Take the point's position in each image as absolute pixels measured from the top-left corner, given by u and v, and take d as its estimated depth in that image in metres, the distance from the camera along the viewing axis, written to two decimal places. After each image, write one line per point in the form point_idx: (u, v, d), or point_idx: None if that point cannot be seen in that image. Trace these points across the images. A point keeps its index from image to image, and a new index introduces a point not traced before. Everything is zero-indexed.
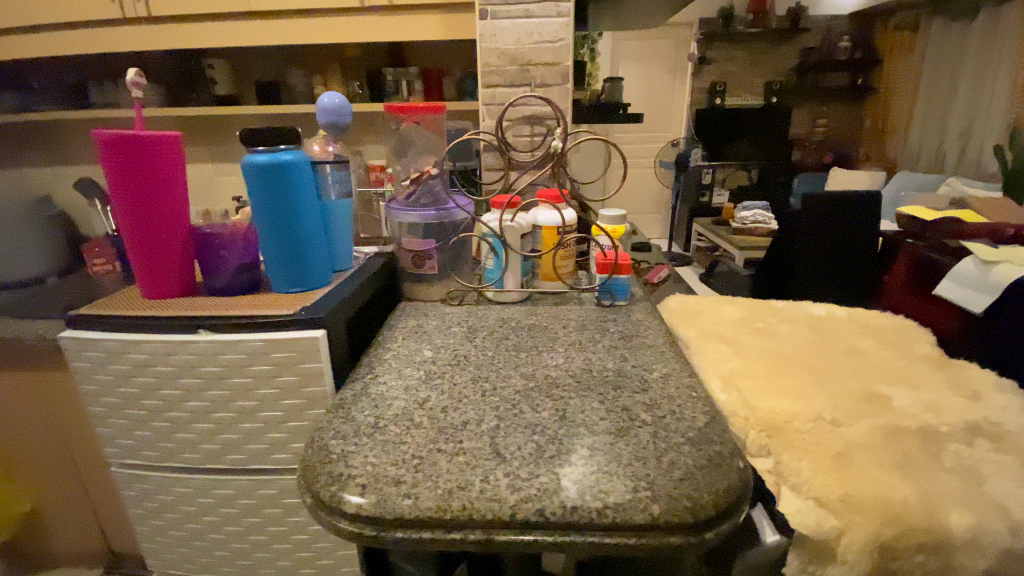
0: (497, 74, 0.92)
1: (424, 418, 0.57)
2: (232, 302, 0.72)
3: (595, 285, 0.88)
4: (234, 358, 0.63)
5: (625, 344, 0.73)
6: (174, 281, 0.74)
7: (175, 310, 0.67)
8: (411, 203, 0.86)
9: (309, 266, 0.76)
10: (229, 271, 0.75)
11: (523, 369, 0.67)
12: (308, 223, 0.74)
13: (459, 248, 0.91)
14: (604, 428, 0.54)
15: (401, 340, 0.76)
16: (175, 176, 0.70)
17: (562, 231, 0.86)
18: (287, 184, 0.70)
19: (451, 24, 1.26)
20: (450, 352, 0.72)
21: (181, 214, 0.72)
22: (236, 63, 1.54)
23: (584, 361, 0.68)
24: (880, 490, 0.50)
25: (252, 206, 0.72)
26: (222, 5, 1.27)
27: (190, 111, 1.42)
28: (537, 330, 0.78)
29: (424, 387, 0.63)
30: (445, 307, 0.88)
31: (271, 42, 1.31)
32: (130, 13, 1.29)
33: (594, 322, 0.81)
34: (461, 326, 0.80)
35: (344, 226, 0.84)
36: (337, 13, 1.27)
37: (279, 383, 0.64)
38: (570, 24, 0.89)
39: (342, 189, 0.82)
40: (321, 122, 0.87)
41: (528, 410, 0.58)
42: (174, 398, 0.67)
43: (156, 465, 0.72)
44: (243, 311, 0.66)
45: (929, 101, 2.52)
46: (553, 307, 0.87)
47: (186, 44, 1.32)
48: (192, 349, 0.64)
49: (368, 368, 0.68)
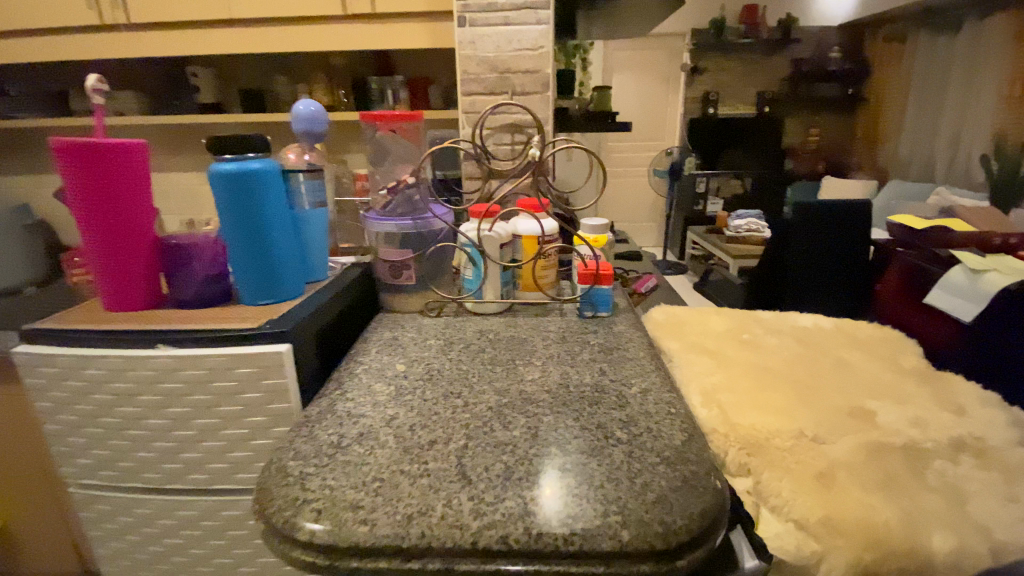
0: (477, 82, 0.90)
1: (389, 437, 0.54)
2: (198, 314, 0.69)
3: (577, 296, 0.86)
4: (196, 375, 0.61)
5: (604, 358, 0.71)
6: (139, 293, 0.72)
7: (136, 324, 0.64)
8: (387, 213, 0.84)
9: (280, 277, 0.74)
10: (196, 283, 0.73)
11: (497, 384, 0.64)
12: (278, 232, 0.72)
13: (439, 259, 0.89)
14: (577, 447, 0.52)
15: (374, 354, 0.73)
16: (139, 183, 0.67)
17: (542, 241, 0.84)
18: (256, 193, 0.68)
19: (435, 31, 1.24)
20: (423, 367, 0.69)
21: (146, 225, 0.70)
22: (221, 70, 1.53)
23: (562, 376, 0.66)
24: (861, 513, 0.48)
25: (219, 215, 0.69)
26: (204, 12, 1.26)
27: (173, 119, 1.41)
28: (515, 343, 0.76)
29: (393, 404, 0.61)
30: (423, 318, 0.86)
31: (254, 49, 1.29)
32: (109, 19, 1.28)
33: (574, 335, 0.79)
34: (437, 339, 0.78)
35: (318, 236, 0.81)
36: (320, 20, 1.26)
37: (242, 400, 0.62)
38: (550, 31, 0.87)
39: (317, 198, 0.80)
40: (296, 130, 0.85)
41: (499, 428, 0.55)
42: (133, 416, 0.64)
43: (116, 485, 0.70)
44: (206, 325, 0.63)
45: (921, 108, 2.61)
46: (533, 319, 0.85)
47: (167, 51, 1.30)
48: (151, 365, 0.61)
49: (337, 384, 0.66)
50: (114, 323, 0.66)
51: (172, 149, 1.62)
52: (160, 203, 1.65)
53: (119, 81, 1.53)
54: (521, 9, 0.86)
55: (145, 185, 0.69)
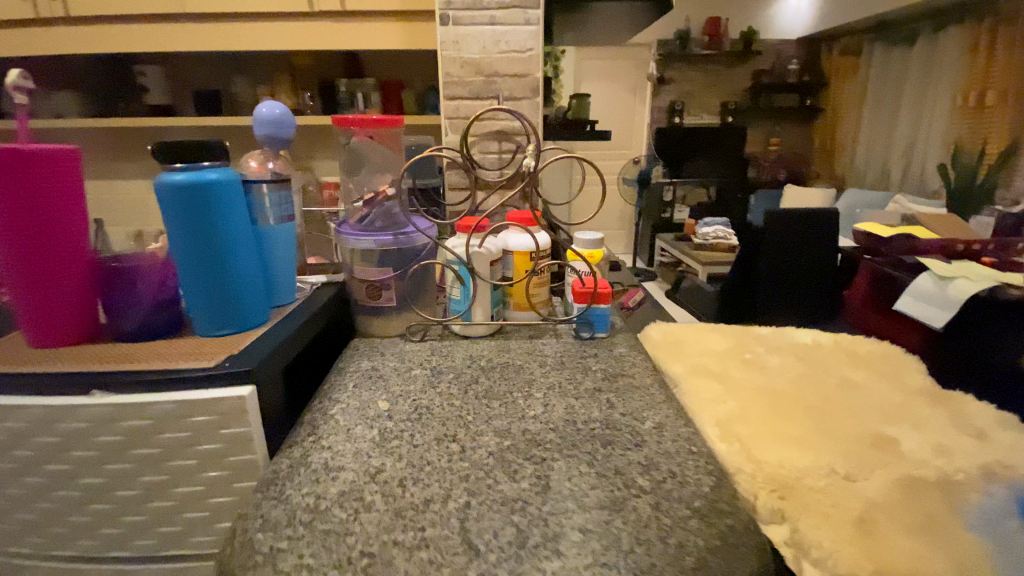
0: (461, 85, 0.84)
1: (376, 496, 0.46)
2: (143, 349, 0.59)
3: (572, 316, 0.80)
4: (139, 426, 0.51)
5: (609, 387, 0.65)
6: (72, 326, 0.60)
7: (65, 365, 0.54)
8: (364, 227, 0.76)
9: (242, 303, 0.64)
10: (144, 312, 0.62)
11: (496, 423, 0.57)
12: (239, 252, 0.62)
13: (422, 277, 0.81)
14: (596, 501, 0.46)
15: (352, 390, 0.65)
16: (71, 195, 0.56)
17: (535, 257, 0.77)
18: (213, 207, 0.59)
19: (411, 32, 1.17)
20: (409, 404, 0.61)
21: (80, 245, 0.58)
22: (173, 70, 1.40)
23: (567, 411, 0.59)
24: (913, 564, 0.43)
25: (168, 234, 0.60)
26: (154, 6, 1.14)
27: (120, 122, 1.28)
28: (510, 371, 0.69)
29: (377, 452, 0.52)
30: (405, 343, 0.78)
31: (211, 48, 1.18)
32: (45, 13, 1.15)
33: (573, 359, 0.72)
34: (422, 368, 0.70)
35: (284, 255, 0.72)
36: (284, 18, 1.16)
37: (198, 453, 0.52)
38: (540, 34, 0.82)
39: (283, 212, 0.71)
40: (258, 135, 0.76)
41: (503, 480, 0.48)
42: (63, 476, 0.54)
43: (43, 555, 0.58)
44: (151, 365, 0.54)
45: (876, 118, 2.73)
46: (526, 342, 0.78)
47: (111, 48, 1.18)
48: (84, 415, 0.51)
49: (310, 429, 0.57)
50: (39, 363, 0.55)
51: (119, 155, 1.47)
52: (104, 213, 1.50)
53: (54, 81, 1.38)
54: (509, 8, 0.80)
55: (78, 198, 0.57)
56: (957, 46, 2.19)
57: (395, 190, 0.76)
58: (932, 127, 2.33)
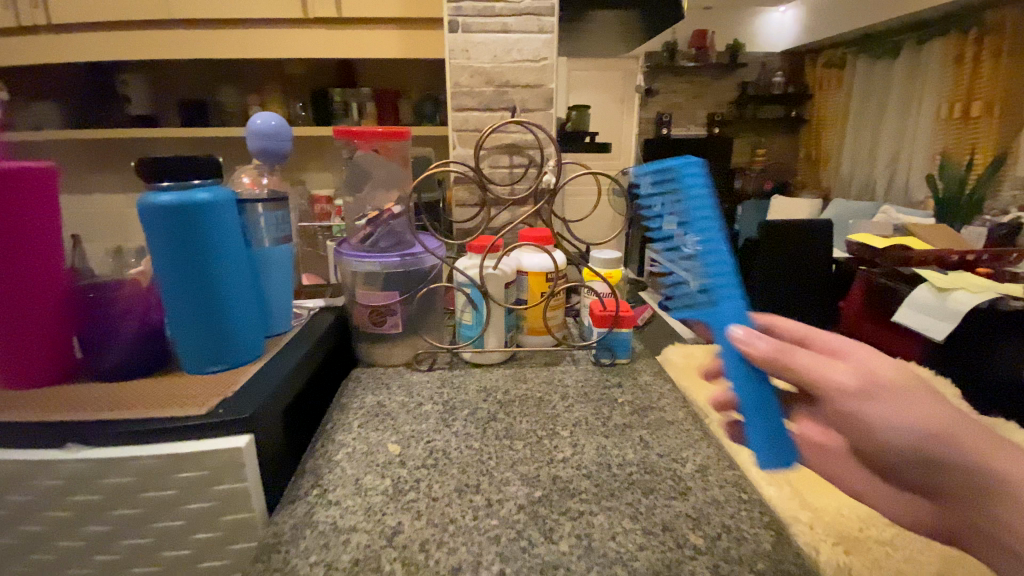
0: (470, 95, 0.81)
1: (396, 565, 0.40)
2: (122, 391, 0.52)
3: (591, 342, 0.75)
4: (117, 484, 0.44)
5: (641, 423, 0.60)
6: (43, 366, 0.52)
7: (30, 412, 0.47)
8: (368, 247, 0.70)
9: (235, 336, 0.58)
10: (126, 347, 0.55)
11: (522, 469, 0.52)
12: (233, 279, 0.56)
13: (429, 301, 0.75)
14: (649, 566, 0.40)
15: (358, 431, 0.59)
16: (45, 209, 0.49)
17: (552, 278, 0.72)
18: (204, 230, 0.53)
19: (411, 40, 1.11)
20: (423, 447, 0.55)
21: (55, 273, 0.51)
22: (154, 78, 1.33)
23: (599, 453, 0.54)
24: None
25: (154, 261, 0.53)
26: (136, 10, 1.08)
27: (97, 133, 1.21)
28: (530, 405, 0.63)
29: (392, 508, 0.46)
30: (411, 373, 0.72)
31: (197, 55, 1.12)
32: (25, 20, 1.08)
33: (596, 391, 0.67)
34: (433, 403, 0.64)
35: (279, 280, 0.66)
36: (274, 25, 1.11)
37: (188, 512, 0.45)
38: (553, 42, 0.80)
39: (279, 233, 0.65)
40: (252, 149, 0.70)
41: (540, 541, 0.42)
42: (26, 543, 0.45)
43: None
44: (134, 411, 0.47)
45: (858, 126, 2.71)
46: (543, 371, 0.72)
47: (88, 54, 1.11)
48: (51, 474, 0.43)
49: (314, 481, 0.51)
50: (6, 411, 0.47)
51: (98, 166, 1.39)
52: (79, 227, 1.41)
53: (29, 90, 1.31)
54: (522, 15, 0.79)
55: (53, 213, 0.51)
56: (940, 61, 2.20)
57: (402, 207, 0.71)
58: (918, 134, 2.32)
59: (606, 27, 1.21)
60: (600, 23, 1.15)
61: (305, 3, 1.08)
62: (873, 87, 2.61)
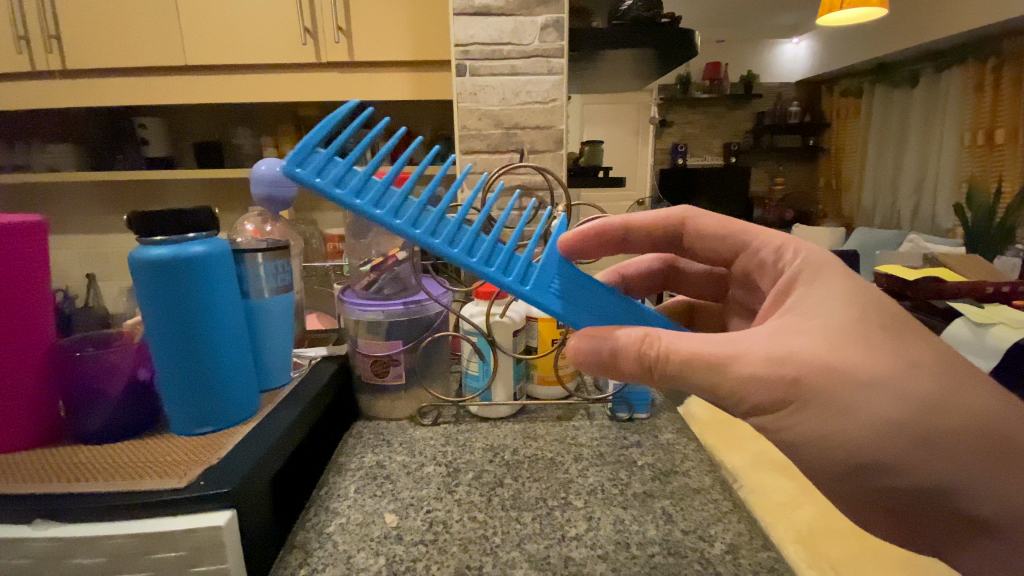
0: (479, 138, 0.93)
1: None
2: (106, 458, 0.49)
3: (607, 394, 0.70)
4: (91, 565, 0.41)
5: (663, 491, 0.55)
6: (11, 430, 0.49)
7: (15, 481, 0.45)
8: (371, 295, 0.68)
9: (224, 397, 0.53)
10: (106, 409, 0.52)
11: (529, 548, 0.47)
12: (229, 336, 0.53)
13: (433, 348, 0.72)
14: None
15: (353, 497, 0.55)
16: (33, 264, 0.48)
17: (562, 324, 0.69)
18: (199, 283, 0.50)
19: (423, 81, 1.12)
20: (422, 518, 0.51)
21: (37, 330, 0.50)
22: (176, 123, 1.38)
23: (616, 529, 0.49)
24: None
25: (143, 319, 0.50)
26: (153, 57, 1.10)
27: (116, 175, 1.24)
28: (541, 467, 0.59)
29: None
30: (415, 429, 0.68)
31: (213, 100, 1.14)
32: (42, 66, 1.11)
33: (613, 452, 0.62)
34: (436, 465, 0.60)
35: (277, 331, 0.63)
36: (290, 69, 1.12)
37: None
38: (561, 84, 0.91)
39: (278, 284, 0.62)
40: (256, 195, 0.69)
41: None
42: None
43: None
44: (114, 481, 0.44)
45: (879, 153, 2.64)
46: (555, 427, 0.68)
47: (102, 101, 1.13)
48: (26, 551, 0.41)
49: (303, 557, 0.47)
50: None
51: (113, 208, 1.45)
52: (98, 268, 1.47)
53: (63, 135, 1.38)
54: (529, 57, 0.90)
55: (41, 267, 0.50)
56: (960, 87, 2.11)
57: None
58: (943, 166, 2.24)
59: (616, 68, 1.23)
60: (613, 63, 1.15)
61: (318, 48, 1.09)
62: (890, 123, 2.57)
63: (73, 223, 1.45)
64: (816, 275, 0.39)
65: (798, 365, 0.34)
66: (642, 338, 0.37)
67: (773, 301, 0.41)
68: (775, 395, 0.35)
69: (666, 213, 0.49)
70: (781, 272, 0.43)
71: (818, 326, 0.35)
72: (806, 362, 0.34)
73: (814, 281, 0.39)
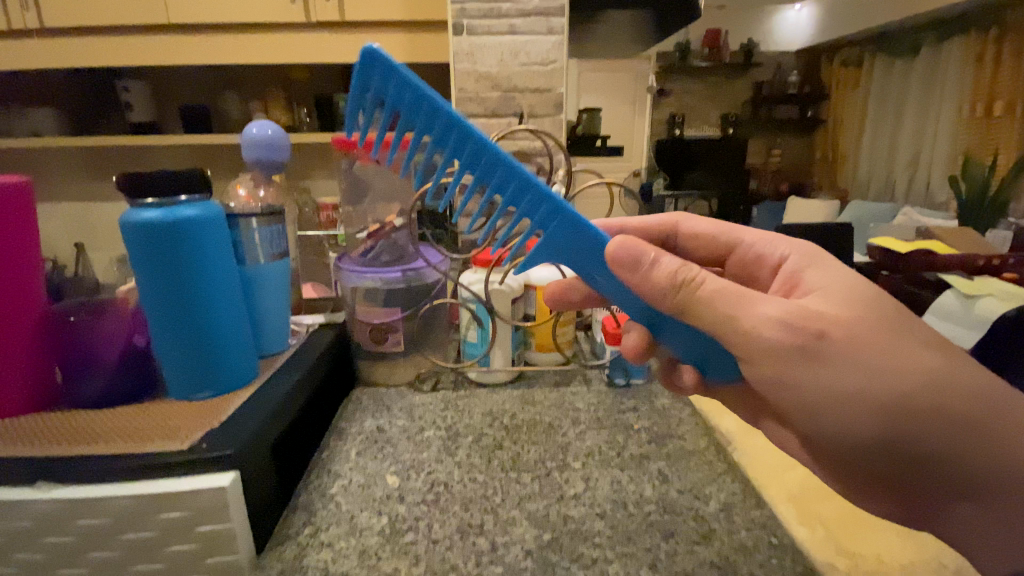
0: (476, 101, 0.90)
1: None
2: (106, 423, 0.49)
3: (604, 360, 0.71)
4: (94, 526, 0.41)
5: (660, 453, 0.56)
6: (9, 395, 0.49)
7: (15, 445, 0.45)
8: (368, 262, 0.67)
9: (220, 361, 0.53)
10: (104, 374, 0.52)
11: (529, 507, 0.48)
12: (224, 300, 0.52)
13: (432, 316, 0.72)
14: None
15: (355, 460, 0.55)
16: (20, 226, 0.47)
17: None
18: (194, 242, 0.49)
19: (417, 44, 1.08)
20: (423, 480, 0.52)
21: (29, 294, 0.49)
22: (160, 87, 1.34)
23: (613, 489, 0.50)
24: None
25: (135, 278, 0.49)
26: (132, 15, 1.06)
27: (100, 141, 1.21)
28: (540, 431, 0.60)
29: (389, 548, 0.43)
30: (414, 395, 0.69)
31: (197, 62, 1.10)
32: (16, 24, 1.06)
33: (610, 416, 0.63)
34: (436, 429, 0.60)
35: (275, 296, 0.62)
36: (277, 29, 1.08)
37: (170, 557, 0.42)
38: (561, 45, 0.88)
39: (274, 249, 0.62)
40: (247, 159, 0.67)
41: None
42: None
43: None
44: (116, 444, 0.44)
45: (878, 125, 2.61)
46: (553, 393, 0.68)
47: (80, 63, 1.09)
48: (27, 513, 0.41)
49: (308, 517, 0.48)
50: None
51: (98, 175, 1.42)
52: (86, 238, 1.44)
53: (42, 98, 1.33)
54: (529, 16, 0.87)
55: (28, 229, 0.48)
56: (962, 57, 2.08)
57: None
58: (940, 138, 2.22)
59: None
60: None
61: (307, 7, 1.05)
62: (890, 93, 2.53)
63: (59, 191, 1.42)
64: (812, 260, 0.44)
65: (821, 321, 0.36)
66: (684, 260, 0.37)
67: (782, 287, 0.45)
68: (776, 357, 0.35)
69: (661, 221, 0.56)
70: (779, 262, 0.47)
71: (835, 287, 0.40)
72: (828, 317, 0.36)
73: (812, 266, 0.43)
